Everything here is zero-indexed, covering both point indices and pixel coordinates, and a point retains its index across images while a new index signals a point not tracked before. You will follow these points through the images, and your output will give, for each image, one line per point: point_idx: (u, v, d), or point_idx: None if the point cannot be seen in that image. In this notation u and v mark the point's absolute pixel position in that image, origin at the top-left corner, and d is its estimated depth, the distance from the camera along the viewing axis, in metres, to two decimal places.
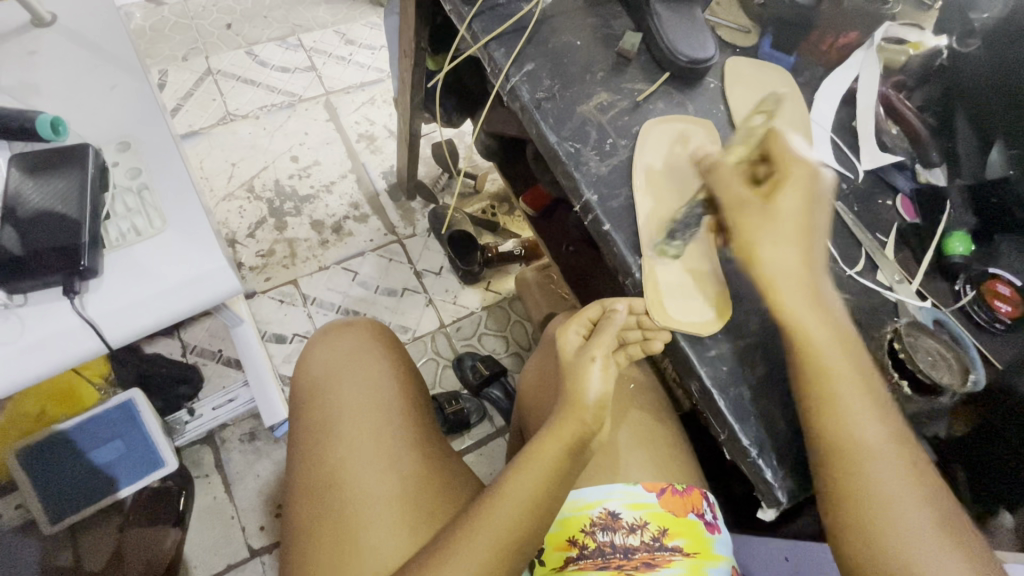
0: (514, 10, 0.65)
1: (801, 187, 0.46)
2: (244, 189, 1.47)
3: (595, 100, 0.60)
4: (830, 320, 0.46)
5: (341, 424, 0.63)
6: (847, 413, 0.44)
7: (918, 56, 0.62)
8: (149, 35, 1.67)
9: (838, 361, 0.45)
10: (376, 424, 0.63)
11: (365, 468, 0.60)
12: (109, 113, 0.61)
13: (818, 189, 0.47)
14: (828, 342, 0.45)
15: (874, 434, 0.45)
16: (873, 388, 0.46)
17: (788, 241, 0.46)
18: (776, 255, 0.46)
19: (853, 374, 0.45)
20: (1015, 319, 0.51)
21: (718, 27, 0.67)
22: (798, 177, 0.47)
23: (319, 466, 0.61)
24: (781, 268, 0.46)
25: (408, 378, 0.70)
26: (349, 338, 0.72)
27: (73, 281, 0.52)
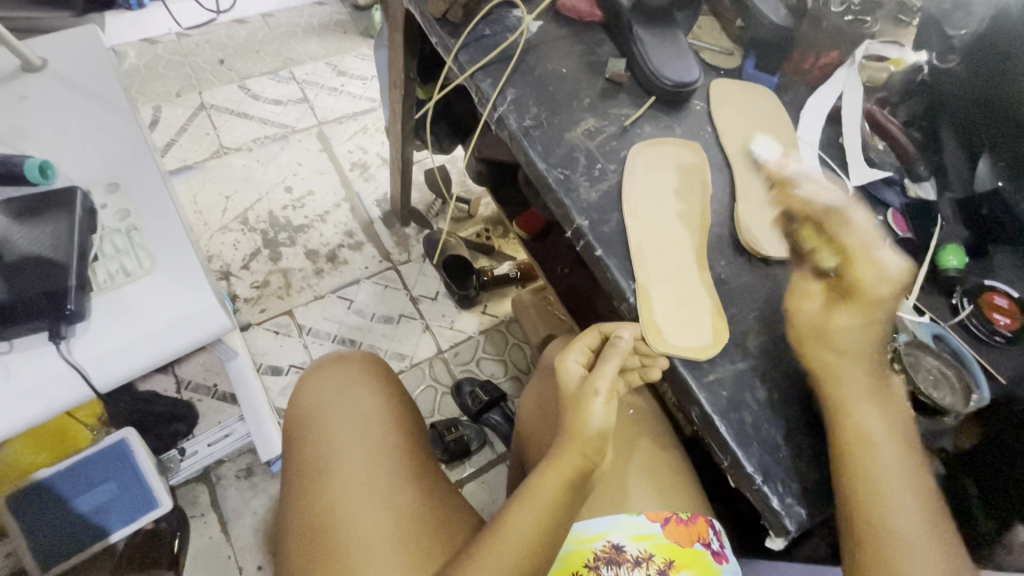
0: (500, 41, 0.65)
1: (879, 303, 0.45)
2: (238, 221, 1.48)
3: (583, 126, 0.60)
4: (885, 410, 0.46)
5: (333, 462, 0.62)
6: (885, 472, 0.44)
7: (899, 73, 0.63)
8: (143, 73, 1.70)
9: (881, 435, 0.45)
10: (369, 459, 0.62)
11: (358, 507, 0.59)
12: (98, 155, 0.61)
13: (896, 273, 0.44)
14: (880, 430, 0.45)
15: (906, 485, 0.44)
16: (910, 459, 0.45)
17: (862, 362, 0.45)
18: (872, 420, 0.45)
19: (892, 437, 0.45)
20: (1013, 332, 0.51)
21: (701, 51, 0.68)
22: (875, 294, 0.44)
23: (310, 507, 0.60)
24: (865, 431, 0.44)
25: (401, 411, 0.69)
26: (342, 373, 0.71)
27: (59, 326, 0.51)
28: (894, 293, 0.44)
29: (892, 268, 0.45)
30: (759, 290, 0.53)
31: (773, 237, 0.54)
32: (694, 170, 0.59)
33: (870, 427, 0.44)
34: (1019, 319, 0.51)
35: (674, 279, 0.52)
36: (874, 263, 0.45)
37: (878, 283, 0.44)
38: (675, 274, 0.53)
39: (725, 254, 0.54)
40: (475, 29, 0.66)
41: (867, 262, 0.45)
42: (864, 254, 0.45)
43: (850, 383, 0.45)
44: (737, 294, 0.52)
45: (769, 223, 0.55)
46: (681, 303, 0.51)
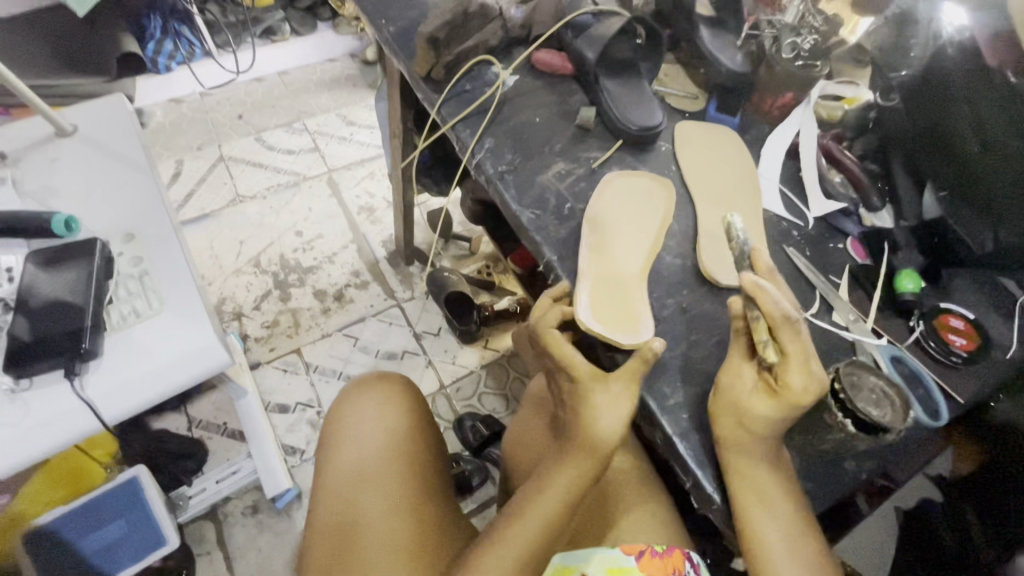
0: (479, 94, 0.71)
1: (801, 405, 0.44)
2: (251, 264, 1.55)
3: (554, 169, 0.65)
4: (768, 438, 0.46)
5: (357, 476, 0.65)
6: (763, 485, 0.45)
7: (852, 110, 0.68)
8: (168, 130, 1.82)
9: (763, 451, 0.46)
10: (393, 476, 0.65)
11: (376, 518, 0.62)
12: (118, 209, 0.68)
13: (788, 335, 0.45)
14: (765, 459, 0.46)
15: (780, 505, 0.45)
16: (785, 476, 0.46)
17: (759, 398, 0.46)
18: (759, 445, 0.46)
19: (772, 464, 0.46)
20: (969, 351, 0.53)
21: (666, 96, 0.73)
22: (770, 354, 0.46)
23: (332, 518, 0.63)
24: (744, 436, 0.46)
25: (426, 430, 0.71)
26: (374, 391, 0.73)
27: (74, 364, 0.55)
28: (801, 355, 0.45)
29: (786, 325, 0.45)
30: (721, 316, 0.55)
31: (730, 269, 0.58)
32: (659, 206, 0.63)
33: (754, 453, 0.45)
34: (974, 340, 0.53)
35: (619, 285, 0.56)
36: (791, 333, 0.45)
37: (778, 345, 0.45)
38: (639, 303, 0.56)
39: (687, 284, 0.58)
40: (456, 84, 0.72)
41: (792, 366, 0.44)
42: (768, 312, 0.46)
43: (755, 441, 0.46)
44: (700, 321, 0.55)
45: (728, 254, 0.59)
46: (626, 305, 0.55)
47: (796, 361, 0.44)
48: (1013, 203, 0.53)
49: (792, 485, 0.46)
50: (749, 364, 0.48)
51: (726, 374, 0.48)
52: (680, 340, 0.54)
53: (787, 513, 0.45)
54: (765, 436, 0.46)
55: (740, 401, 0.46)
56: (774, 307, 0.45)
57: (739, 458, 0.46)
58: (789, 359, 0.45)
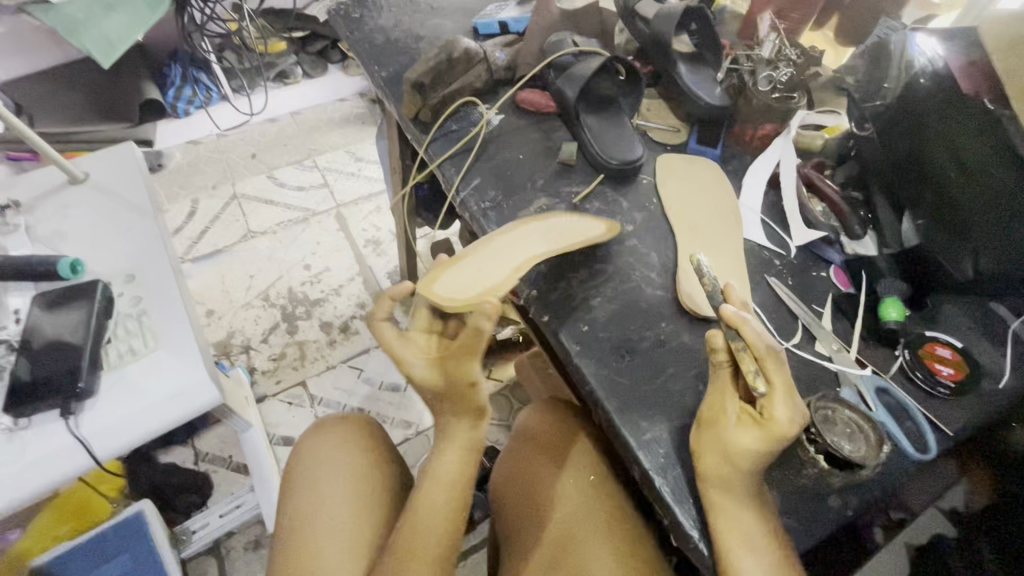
0: (465, 134, 0.74)
1: (785, 438, 0.43)
2: (260, 298, 1.59)
3: (536, 205, 0.67)
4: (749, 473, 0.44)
5: (315, 508, 0.66)
6: (740, 522, 0.44)
7: (833, 139, 0.69)
8: (185, 170, 1.91)
9: (744, 486, 0.44)
10: (353, 500, 0.67)
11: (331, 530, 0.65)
12: (122, 251, 0.71)
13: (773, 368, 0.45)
14: (746, 493, 0.45)
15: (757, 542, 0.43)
16: (766, 511, 0.45)
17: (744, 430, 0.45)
18: (742, 480, 0.44)
19: (753, 500, 0.45)
20: (957, 381, 0.51)
21: (648, 130, 0.75)
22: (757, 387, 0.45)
23: (294, 547, 0.64)
24: (727, 472, 0.45)
25: (386, 462, 0.73)
26: (336, 427, 0.75)
27: (70, 403, 0.57)
28: (783, 388, 0.45)
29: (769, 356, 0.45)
30: (700, 348, 0.55)
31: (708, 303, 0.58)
32: (640, 239, 0.64)
33: (734, 488, 0.44)
34: (961, 369, 0.52)
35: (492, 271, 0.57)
36: (776, 366, 0.45)
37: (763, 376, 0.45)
38: (617, 335, 0.56)
39: (667, 315, 0.58)
40: (443, 124, 0.75)
41: (778, 399, 0.44)
42: (752, 344, 0.46)
43: (737, 476, 0.44)
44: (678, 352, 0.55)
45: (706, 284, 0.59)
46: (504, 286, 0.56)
47: (780, 394, 0.44)
48: (989, 222, 0.54)
49: (772, 522, 0.45)
50: (730, 398, 0.47)
51: (708, 408, 0.47)
52: (658, 372, 0.54)
53: (767, 550, 0.43)
54: (748, 472, 0.44)
55: (722, 433, 0.45)
56: (757, 338, 0.46)
57: (716, 493, 0.45)
58: (776, 392, 0.44)
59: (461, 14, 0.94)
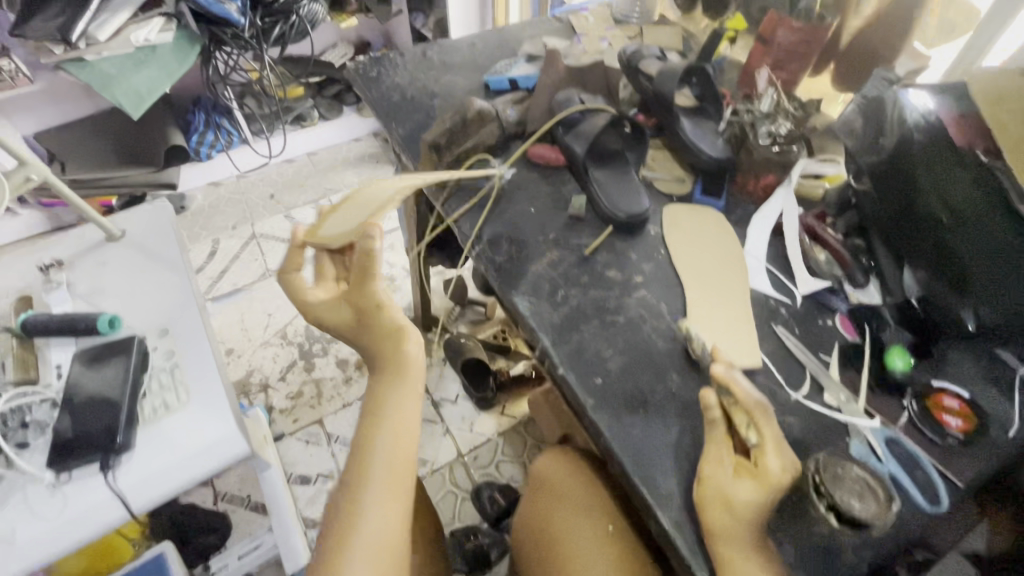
0: (479, 188, 0.78)
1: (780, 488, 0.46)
2: (278, 336, 1.63)
3: (548, 257, 0.70)
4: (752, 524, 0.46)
5: None
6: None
7: (833, 189, 0.72)
8: (207, 212, 1.98)
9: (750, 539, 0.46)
10: None
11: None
12: (155, 306, 0.75)
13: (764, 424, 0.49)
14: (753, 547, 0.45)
15: None
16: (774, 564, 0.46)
17: (738, 481, 0.47)
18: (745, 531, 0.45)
19: (762, 554, 0.45)
20: (966, 433, 0.53)
21: (654, 180, 0.78)
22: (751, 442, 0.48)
23: None
24: (732, 525, 0.46)
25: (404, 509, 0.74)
26: None
27: (109, 458, 0.60)
28: (774, 441, 0.48)
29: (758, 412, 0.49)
30: None
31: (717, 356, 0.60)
32: (649, 290, 0.66)
33: (739, 540, 0.45)
34: (970, 421, 0.53)
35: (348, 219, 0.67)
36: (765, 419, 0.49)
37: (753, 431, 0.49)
38: (630, 387, 0.58)
39: (677, 367, 0.59)
40: (458, 179, 0.79)
41: (772, 455, 0.47)
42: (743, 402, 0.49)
43: (740, 529, 0.45)
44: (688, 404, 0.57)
45: (713, 335, 0.61)
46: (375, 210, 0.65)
47: (772, 448, 0.47)
48: (983, 273, 0.56)
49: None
50: (727, 451, 0.49)
51: (706, 461, 0.49)
52: (670, 424, 0.55)
53: None
54: (751, 523, 0.46)
55: (720, 487, 0.47)
56: (747, 395, 0.50)
57: (726, 547, 0.46)
58: (768, 447, 0.47)
59: (474, 71, 0.99)
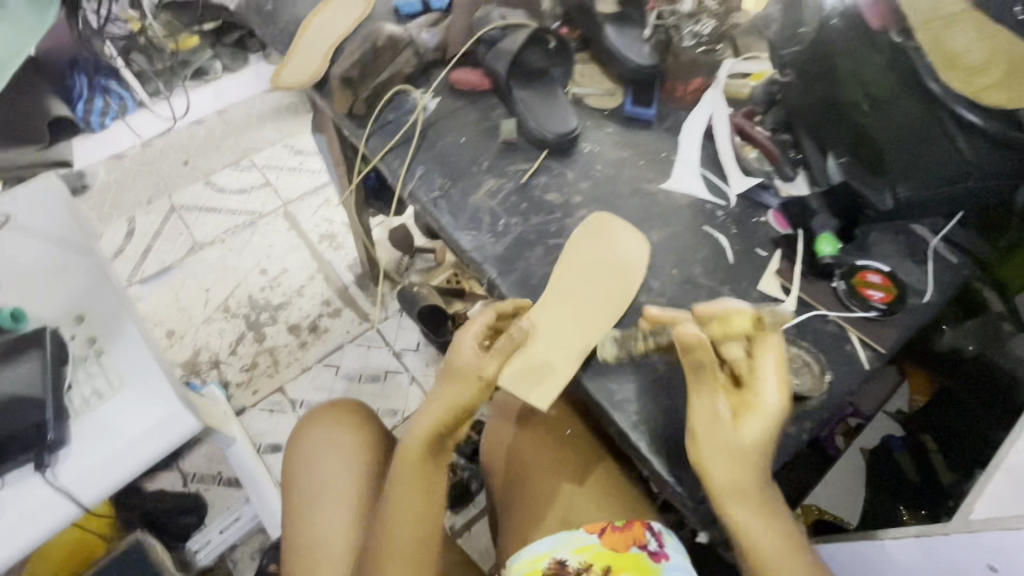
0: (402, 123, 0.73)
1: (774, 413, 0.47)
2: (220, 310, 1.51)
3: (485, 187, 0.67)
4: (737, 464, 0.47)
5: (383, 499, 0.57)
6: (746, 530, 0.47)
7: (758, 85, 0.72)
8: (113, 188, 1.69)
9: (743, 508, 0.47)
10: (333, 488, 0.68)
11: (340, 556, 0.64)
12: (59, 293, 0.67)
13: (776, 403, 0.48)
14: (746, 520, 0.47)
15: (775, 549, 0.47)
16: (772, 512, 0.48)
17: (718, 461, 0.47)
18: (730, 482, 0.47)
19: (757, 508, 0.47)
20: (888, 302, 0.56)
21: (585, 96, 0.75)
22: (760, 406, 0.48)
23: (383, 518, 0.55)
24: (733, 487, 0.47)
25: (374, 436, 0.73)
26: (316, 427, 0.72)
27: (43, 456, 0.56)
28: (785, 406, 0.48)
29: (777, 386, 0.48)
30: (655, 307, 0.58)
31: (645, 263, 0.61)
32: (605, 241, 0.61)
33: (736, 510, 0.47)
34: (890, 291, 0.57)
35: (311, 57, 0.79)
36: (773, 391, 0.48)
37: (774, 397, 0.48)
38: (568, 324, 0.57)
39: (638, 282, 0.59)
40: (380, 115, 0.74)
41: (766, 376, 0.49)
42: (769, 368, 0.49)
43: (742, 493, 0.47)
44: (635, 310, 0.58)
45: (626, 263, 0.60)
46: (331, 51, 0.80)
47: (765, 401, 0.48)
48: (896, 149, 0.58)
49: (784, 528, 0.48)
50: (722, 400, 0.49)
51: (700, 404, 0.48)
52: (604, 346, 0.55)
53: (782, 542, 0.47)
54: (749, 473, 0.47)
55: (727, 485, 0.47)
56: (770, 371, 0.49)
57: (728, 515, 0.47)
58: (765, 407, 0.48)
59: None
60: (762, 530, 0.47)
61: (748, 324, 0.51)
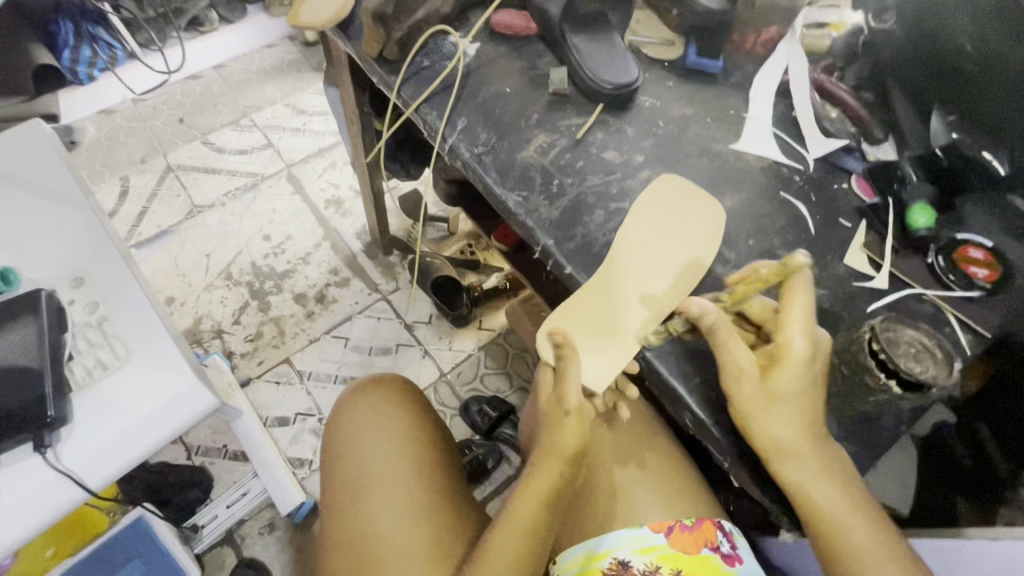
0: (439, 70, 0.65)
1: (806, 361, 0.44)
2: (222, 277, 1.41)
3: (535, 143, 0.60)
4: (785, 416, 0.43)
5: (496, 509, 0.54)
6: (826, 508, 0.43)
7: (840, 37, 0.64)
8: (104, 144, 1.58)
9: (812, 475, 0.43)
10: (392, 481, 0.64)
11: (404, 556, 0.59)
12: (54, 252, 0.59)
13: (812, 351, 0.44)
14: (817, 485, 0.43)
15: (859, 527, 0.43)
16: (835, 469, 0.43)
17: (777, 419, 0.44)
18: (777, 437, 0.43)
19: (826, 476, 0.43)
20: (993, 282, 0.51)
21: (642, 45, 0.67)
22: (795, 356, 0.44)
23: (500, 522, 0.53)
24: (781, 446, 0.43)
25: (424, 425, 0.70)
26: (366, 415, 0.69)
27: (43, 435, 0.50)
28: (818, 356, 0.44)
29: (810, 331, 0.44)
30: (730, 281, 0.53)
31: (719, 232, 0.55)
32: (680, 206, 0.55)
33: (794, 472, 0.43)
34: (996, 270, 0.51)
35: None
36: (800, 333, 0.44)
37: (805, 345, 0.44)
38: (640, 297, 0.52)
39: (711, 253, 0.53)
40: (413, 62, 0.66)
41: (794, 321, 0.45)
42: (799, 316, 0.45)
43: (801, 455, 0.43)
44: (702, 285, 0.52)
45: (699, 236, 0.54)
46: None
47: (796, 345, 0.44)
48: (1000, 102, 0.51)
49: (867, 508, 0.44)
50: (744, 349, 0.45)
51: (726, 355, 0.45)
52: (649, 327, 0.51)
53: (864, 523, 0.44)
54: (791, 425, 0.43)
55: (784, 451, 0.43)
56: (803, 314, 0.45)
57: (780, 472, 0.44)
58: (798, 353, 0.44)
59: None
60: (835, 493, 0.43)
61: (767, 272, 0.49)
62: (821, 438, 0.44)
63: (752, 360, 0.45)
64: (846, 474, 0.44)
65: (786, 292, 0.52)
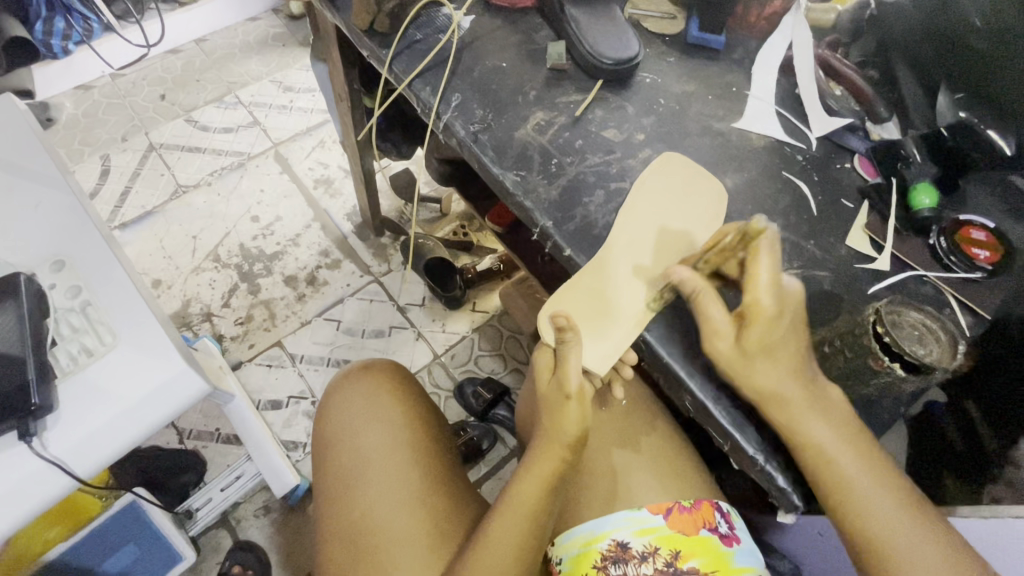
0: (433, 44, 0.62)
1: (775, 318, 0.43)
2: (210, 259, 1.38)
3: (532, 121, 0.58)
4: (777, 365, 0.44)
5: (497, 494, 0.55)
6: (827, 448, 0.43)
7: (846, 12, 0.63)
8: (82, 122, 1.53)
9: (807, 415, 0.43)
10: (387, 464, 0.64)
11: (401, 540, 0.59)
12: (33, 235, 0.57)
13: (786, 304, 0.44)
14: (825, 433, 0.43)
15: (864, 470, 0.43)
16: (828, 408, 0.44)
17: (779, 373, 0.44)
18: (774, 389, 0.44)
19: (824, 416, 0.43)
20: (994, 265, 0.51)
21: (643, 19, 0.65)
22: (769, 311, 0.43)
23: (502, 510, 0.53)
24: (774, 393, 0.43)
25: (418, 408, 0.70)
26: (359, 400, 0.69)
27: (27, 423, 0.49)
28: (787, 309, 0.44)
29: (782, 290, 0.44)
30: None
31: (722, 212, 0.54)
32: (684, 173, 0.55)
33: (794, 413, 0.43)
34: (998, 252, 0.51)
35: None
36: (767, 290, 0.44)
37: (773, 301, 0.44)
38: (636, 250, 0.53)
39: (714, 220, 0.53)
40: (406, 35, 0.63)
41: (760, 281, 0.44)
42: (766, 272, 0.44)
43: (796, 403, 0.43)
44: (677, 249, 0.53)
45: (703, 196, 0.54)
46: None
47: (768, 296, 0.44)
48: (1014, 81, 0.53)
49: (870, 450, 0.43)
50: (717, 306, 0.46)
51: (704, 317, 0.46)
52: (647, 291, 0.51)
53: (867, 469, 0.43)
54: (783, 377, 0.43)
55: (783, 401, 0.43)
56: (771, 272, 0.45)
57: (781, 417, 0.44)
58: (775, 308, 0.44)
59: None
60: (835, 433, 0.43)
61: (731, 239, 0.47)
62: (813, 380, 0.44)
63: (728, 319, 0.45)
64: (849, 427, 0.44)
65: (788, 273, 0.51)
